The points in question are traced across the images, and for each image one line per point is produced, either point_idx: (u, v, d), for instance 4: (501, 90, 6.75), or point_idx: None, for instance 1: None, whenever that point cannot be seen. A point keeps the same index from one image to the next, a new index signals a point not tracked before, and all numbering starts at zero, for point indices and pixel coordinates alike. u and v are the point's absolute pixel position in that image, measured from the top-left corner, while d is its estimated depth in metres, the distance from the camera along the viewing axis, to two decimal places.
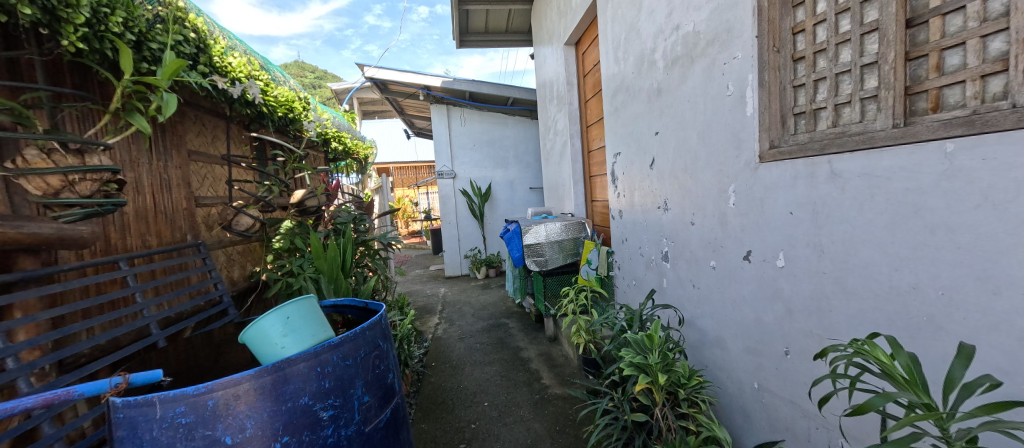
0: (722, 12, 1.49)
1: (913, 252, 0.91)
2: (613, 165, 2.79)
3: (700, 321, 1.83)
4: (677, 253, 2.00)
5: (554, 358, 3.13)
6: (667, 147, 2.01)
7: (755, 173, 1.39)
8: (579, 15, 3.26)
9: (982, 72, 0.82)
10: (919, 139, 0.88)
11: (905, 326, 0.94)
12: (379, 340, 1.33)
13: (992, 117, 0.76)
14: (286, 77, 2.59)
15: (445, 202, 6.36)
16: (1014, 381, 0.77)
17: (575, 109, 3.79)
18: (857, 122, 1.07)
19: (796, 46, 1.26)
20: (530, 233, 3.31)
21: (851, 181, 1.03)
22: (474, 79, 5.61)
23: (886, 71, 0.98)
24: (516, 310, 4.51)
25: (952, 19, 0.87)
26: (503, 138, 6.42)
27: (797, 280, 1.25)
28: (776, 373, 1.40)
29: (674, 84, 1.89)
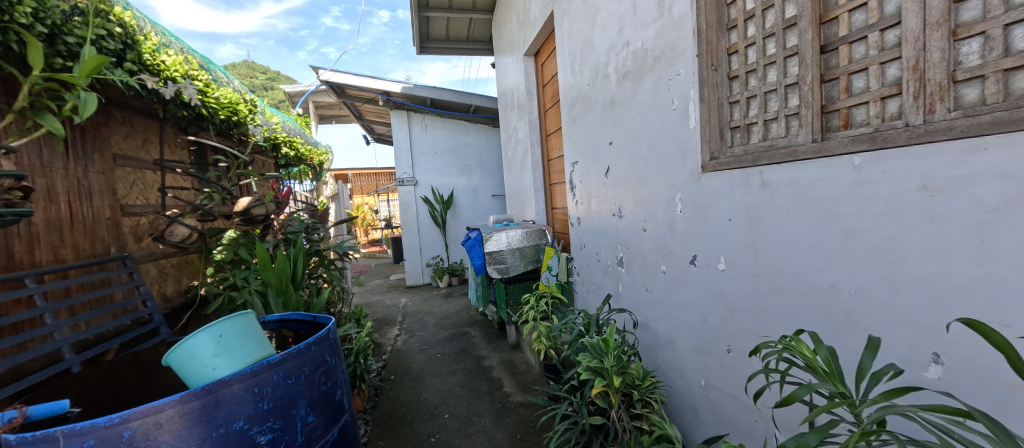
0: (667, 31, 1.59)
1: (831, 254, 1.00)
2: (571, 173, 2.86)
3: (653, 323, 1.91)
4: (631, 258, 2.08)
5: (516, 366, 3.13)
6: (621, 157, 2.09)
7: (699, 182, 1.48)
8: (536, 28, 3.34)
9: (882, 94, 0.92)
10: (833, 153, 0.98)
11: (828, 322, 1.03)
12: (326, 355, 1.28)
13: (889, 134, 0.86)
14: (230, 77, 2.44)
15: (405, 209, 6.22)
16: (913, 369, 0.86)
17: (535, 118, 3.86)
18: (783, 136, 1.17)
19: (732, 66, 1.36)
20: (492, 240, 3.29)
21: (780, 190, 1.13)
22: (435, 85, 5.58)
23: (806, 91, 1.08)
24: (479, 319, 4.47)
25: (856, 46, 0.98)
26: (465, 145, 6.40)
27: (737, 282, 1.34)
28: (720, 371, 1.48)
29: (626, 97, 1.98)
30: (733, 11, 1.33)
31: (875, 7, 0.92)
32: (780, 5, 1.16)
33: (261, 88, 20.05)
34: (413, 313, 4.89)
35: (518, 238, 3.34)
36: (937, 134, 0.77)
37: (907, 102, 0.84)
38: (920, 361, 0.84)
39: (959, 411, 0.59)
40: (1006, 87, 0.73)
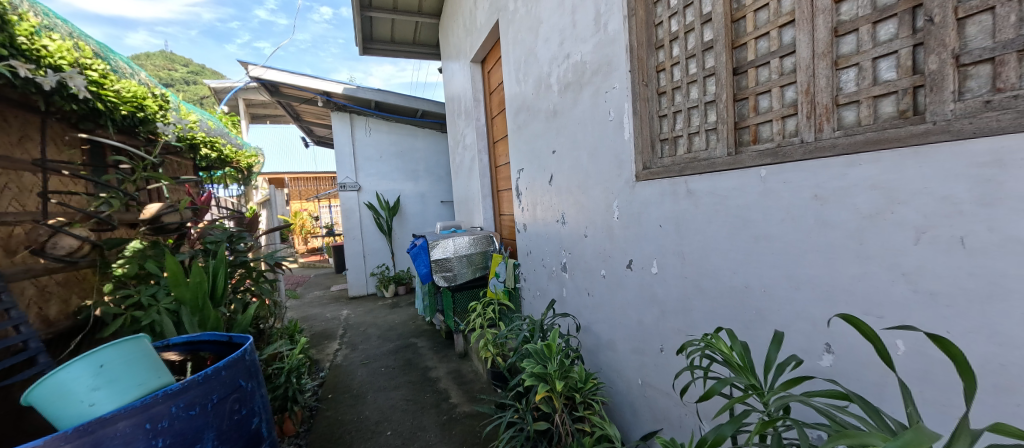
0: (603, 47, 1.67)
1: (745, 256, 1.09)
2: (517, 180, 2.90)
3: (595, 326, 1.97)
4: (574, 263, 2.14)
5: (464, 375, 3.08)
6: (563, 165, 2.15)
7: (634, 190, 1.56)
8: (482, 36, 3.36)
9: (782, 114, 1.02)
10: (744, 165, 1.07)
11: (742, 320, 1.12)
12: (241, 379, 1.18)
13: (787, 150, 0.96)
14: (135, 68, 2.16)
15: (347, 216, 5.91)
16: (811, 358, 0.96)
17: (482, 125, 3.86)
18: (703, 149, 1.27)
19: (660, 82, 1.45)
20: (439, 247, 3.22)
21: (702, 198, 1.22)
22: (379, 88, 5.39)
23: (721, 109, 1.19)
24: (427, 328, 4.35)
25: (762, 70, 1.09)
26: (412, 150, 6.23)
27: (667, 284, 1.42)
28: (655, 369, 1.56)
29: (567, 107, 2.04)
30: (660, 32, 1.43)
31: (775, 37, 1.03)
32: (699, 29, 1.26)
33: (181, 82, 18.14)
34: (355, 326, 4.62)
35: (466, 246, 3.29)
36: (824, 150, 0.87)
37: (801, 121, 0.95)
38: (815, 351, 0.94)
39: (841, 394, 0.66)
40: (875, 111, 0.83)
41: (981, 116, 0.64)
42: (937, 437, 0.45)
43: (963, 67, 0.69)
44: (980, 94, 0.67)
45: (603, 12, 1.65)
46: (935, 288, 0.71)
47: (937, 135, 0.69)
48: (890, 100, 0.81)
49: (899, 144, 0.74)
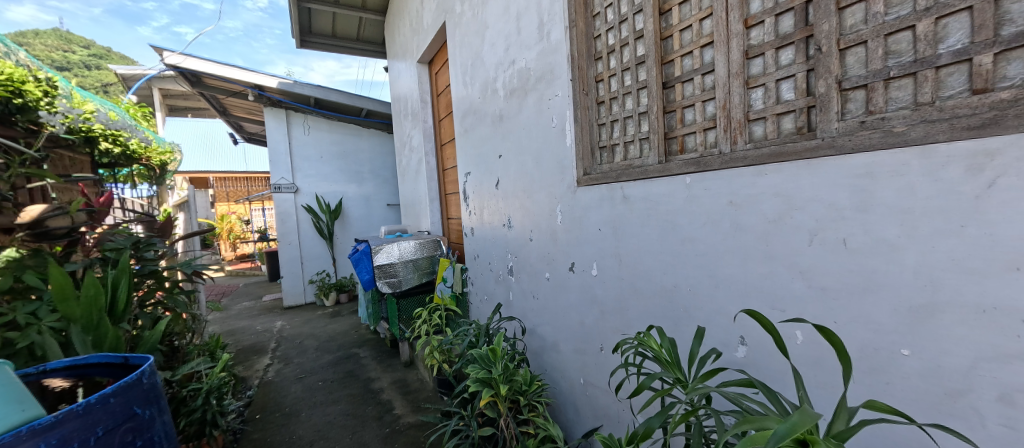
0: (547, 55, 1.71)
1: (674, 258, 1.17)
2: (465, 184, 2.87)
3: (540, 328, 2.00)
4: (520, 266, 2.16)
5: (409, 384, 2.97)
6: (509, 170, 2.17)
7: (575, 195, 1.61)
8: (428, 37, 3.31)
9: (704, 126, 1.11)
10: (672, 172, 1.15)
11: (671, 318, 1.20)
12: (136, 406, 1.06)
13: (708, 160, 1.04)
14: (12, 46, 1.84)
15: (282, 219, 5.49)
16: (728, 350, 1.04)
17: (430, 127, 3.79)
18: (638, 157, 1.34)
19: (599, 92, 1.52)
20: (382, 252, 3.08)
21: (636, 203, 1.30)
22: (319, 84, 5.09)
23: (653, 120, 1.27)
24: (371, 337, 4.15)
25: (687, 86, 1.18)
26: (355, 151, 5.94)
27: (606, 285, 1.48)
28: (595, 368, 1.61)
29: (513, 112, 2.07)
30: (599, 44, 1.50)
31: (698, 56, 1.12)
32: (633, 44, 1.34)
33: (80, 66, 15.90)
34: (290, 338, 4.29)
35: (411, 250, 3.20)
36: (737, 161, 0.96)
37: (719, 134, 1.04)
38: (732, 343, 1.03)
39: (748, 382, 0.72)
40: (778, 127, 0.93)
41: (858, 134, 0.74)
42: (816, 414, 0.50)
43: (844, 91, 0.79)
44: (857, 116, 0.77)
45: (547, 21, 1.70)
46: (824, 284, 0.81)
47: (825, 150, 0.78)
48: (790, 118, 0.91)
49: (796, 158, 0.83)
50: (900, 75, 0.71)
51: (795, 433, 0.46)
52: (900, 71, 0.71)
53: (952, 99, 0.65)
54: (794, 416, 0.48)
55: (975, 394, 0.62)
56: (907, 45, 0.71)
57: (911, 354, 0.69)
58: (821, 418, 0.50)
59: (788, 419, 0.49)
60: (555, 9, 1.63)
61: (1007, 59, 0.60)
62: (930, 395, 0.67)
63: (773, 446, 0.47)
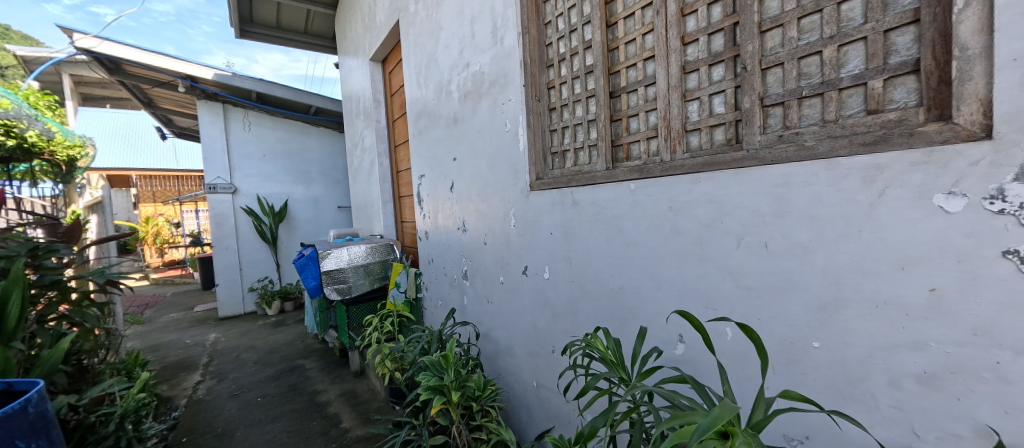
0: (500, 60, 1.72)
1: (620, 261, 1.22)
2: (419, 187, 2.81)
3: (494, 332, 2.00)
4: (474, 270, 2.14)
5: (359, 395, 2.84)
6: (464, 173, 2.15)
7: (528, 199, 1.63)
8: (381, 34, 3.21)
9: (646, 135, 1.17)
10: (618, 178, 1.20)
11: (618, 319, 1.24)
12: (18, 439, 0.93)
13: (650, 167, 1.10)
14: None
15: (217, 222, 5.06)
16: (668, 348, 1.09)
17: (383, 128, 3.67)
18: (586, 164, 1.39)
19: (551, 98, 1.55)
20: (330, 257, 2.93)
21: (585, 208, 1.33)
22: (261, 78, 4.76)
23: (600, 128, 1.31)
24: (318, 347, 3.92)
25: (632, 96, 1.23)
26: (303, 150, 5.59)
27: (557, 288, 1.51)
28: (548, 370, 1.63)
29: (467, 115, 2.06)
30: (550, 52, 1.53)
31: (641, 68, 1.18)
32: (582, 54, 1.38)
33: None
34: (225, 351, 3.95)
35: (363, 255, 3.06)
36: (675, 169, 1.02)
37: (661, 143, 1.10)
38: (672, 341, 1.08)
39: (682, 378, 0.75)
40: (711, 138, 1.00)
41: (777, 147, 0.81)
42: (737, 406, 0.54)
43: (766, 107, 0.86)
44: (776, 130, 0.85)
45: (500, 27, 1.71)
46: (750, 284, 0.87)
47: (749, 161, 0.85)
48: (721, 130, 0.98)
49: (725, 167, 0.90)
50: (811, 94, 0.79)
51: (716, 426, 0.49)
52: (811, 91, 0.79)
53: (853, 117, 0.73)
54: (715, 409, 0.51)
55: (871, 380, 0.70)
56: (816, 68, 0.79)
57: (820, 346, 0.76)
58: (739, 410, 0.53)
59: (710, 413, 0.51)
60: (509, 15, 1.64)
61: (894, 85, 0.69)
62: (835, 382, 0.75)
63: (697, 439, 0.49)
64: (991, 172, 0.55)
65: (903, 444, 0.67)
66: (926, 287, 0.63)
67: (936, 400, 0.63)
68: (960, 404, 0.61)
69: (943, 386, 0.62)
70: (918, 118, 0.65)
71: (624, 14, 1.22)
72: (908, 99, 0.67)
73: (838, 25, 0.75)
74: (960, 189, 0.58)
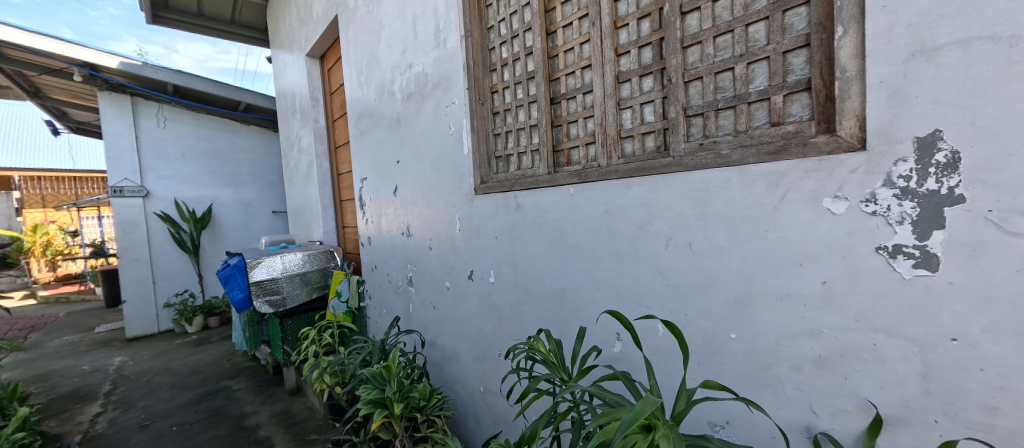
0: (443, 62, 1.70)
1: (561, 263, 1.24)
2: (360, 190, 2.68)
3: (440, 339, 1.95)
4: (419, 276, 2.08)
5: (294, 415, 2.63)
6: (408, 176, 2.08)
7: (473, 203, 1.61)
8: (319, 29, 3.02)
9: (585, 141, 1.21)
10: (559, 183, 1.23)
11: (560, 321, 1.27)
12: None
13: (588, 172, 1.14)
14: None
15: (124, 230, 4.46)
16: (607, 346, 1.13)
17: (321, 128, 3.45)
18: (530, 168, 1.41)
19: (494, 103, 1.56)
20: (261, 266, 2.68)
21: (528, 211, 1.35)
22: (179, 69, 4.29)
23: (542, 133, 1.34)
24: (249, 366, 3.58)
25: (571, 103, 1.27)
26: (230, 149, 5.08)
27: (503, 291, 1.51)
28: (493, 375, 1.62)
29: (410, 117, 2.00)
30: (493, 56, 1.53)
31: (579, 76, 1.21)
32: (524, 60, 1.40)
33: None
34: (133, 376, 3.48)
35: (299, 263, 2.85)
36: (610, 174, 1.07)
37: (598, 148, 1.14)
38: (610, 339, 1.12)
39: (614, 375, 0.78)
40: (643, 145, 1.05)
41: (698, 154, 0.88)
42: (660, 399, 0.56)
43: (689, 117, 0.93)
44: (697, 138, 0.91)
45: (443, 28, 1.68)
46: (677, 282, 0.93)
47: (675, 167, 0.91)
48: (651, 137, 1.04)
49: (655, 172, 0.95)
50: (726, 107, 0.86)
51: (639, 418, 0.52)
52: (725, 103, 0.86)
53: (760, 129, 0.81)
54: (639, 402, 0.53)
55: (778, 366, 0.77)
56: (729, 83, 0.86)
57: (737, 338, 0.83)
58: (661, 402, 0.56)
59: (634, 407, 0.53)
60: (451, 17, 1.62)
61: (791, 100, 0.77)
62: (750, 370, 0.82)
63: (621, 434, 0.51)
64: (867, 178, 0.64)
65: (805, 424, 0.74)
66: (820, 280, 0.70)
67: (829, 380, 0.71)
68: (847, 383, 0.69)
69: (834, 367, 0.70)
70: (811, 130, 0.73)
71: (563, 23, 1.26)
72: (803, 113, 0.76)
73: (747, 45, 0.83)
74: (843, 193, 0.66)
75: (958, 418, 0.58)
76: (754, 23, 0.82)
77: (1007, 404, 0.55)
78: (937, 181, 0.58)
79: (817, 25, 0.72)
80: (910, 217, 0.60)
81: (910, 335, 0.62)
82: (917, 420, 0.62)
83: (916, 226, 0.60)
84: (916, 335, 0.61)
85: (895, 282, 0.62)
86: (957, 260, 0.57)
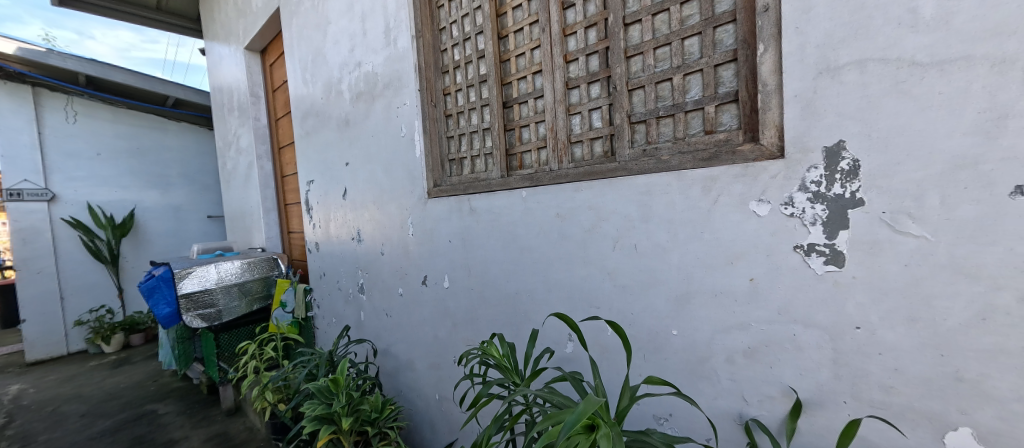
0: (393, 62, 1.65)
1: (515, 266, 1.25)
2: (307, 193, 2.54)
3: (393, 347, 1.89)
4: (371, 283, 2.00)
5: (232, 437, 2.42)
6: (358, 179, 2.00)
7: (426, 207, 1.58)
8: (259, 21, 2.83)
9: (537, 145, 1.22)
10: (512, 186, 1.24)
11: (514, 324, 1.27)
12: None
13: (539, 176, 1.15)
14: None
15: (22, 239, 3.88)
16: (560, 348, 1.14)
17: (262, 126, 3.23)
18: (483, 171, 1.40)
19: (447, 105, 1.53)
20: (191, 277, 2.44)
21: (481, 215, 1.34)
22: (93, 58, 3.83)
23: (494, 137, 1.34)
24: (179, 386, 3.25)
25: (523, 107, 1.28)
26: (156, 148, 4.59)
27: (457, 296, 1.49)
28: (448, 381, 1.59)
29: (360, 117, 1.92)
30: (445, 58, 1.51)
31: (530, 81, 1.23)
32: (476, 63, 1.39)
33: None
34: (35, 406, 3.03)
35: (236, 272, 2.62)
36: (561, 178, 1.09)
37: (549, 153, 1.16)
38: (563, 340, 1.13)
39: (561, 376, 0.79)
40: (591, 150, 1.08)
41: (642, 160, 0.92)
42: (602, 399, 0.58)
43: (634, 124, 0.97)
44: (641, 144, 0.96)
45: (393, 27, 1.64)
46: (625, 283, 0.96)
47: (621, 172, 0.94)
48: (599, 143, 1.07)
49: (602, 177, 0.98)
50: (665, 115, 0.91)
51: (581, 419, 0.53)
52: (665, 112, 0.91)
53: (696, 136, 0.86)
54: (581, 403, 0.54)
55: (714, 359, 0.82)
56: (668, 92, 0.91)
57: (678, 333, 0.88)
58: (602, 401, 0.57)
59: (576, 409, 0.54)
60: (401, 16, 1.58)
61: (722, 111, 0.83)
62: (689, 363, 0.86)
63: (563, 436, 0.52)
64: (785, 184, 0.70)
65: (737, 411, 0.80)
66: (748, 277, 0.76)
67: (757, 369, 0.77)
68: (773, 371, 0.75)
69: (761, 357, 0.76)
70: (738, 138, 0.79)
71: (514, 28, 1.27)
72: (732, 123, 0.82)
73: (683, 57, 0.88)
74: (766, 197, 0.72)
75: (863, 398, 0.65)
76: (689, 38, 0.87)
77: (900, 384, 0.62)
78: (841, 186, 0.64)
79: (742, 42, 0.78)
80: (821, 219, 0.66)
81: (822, 325, 0.68)
82: (831, 403, 0.68)
83: (826, 226, 0.66)
84: (828, 325, 0.68)
85: (810, 278, 0.69)
86: (859, 257, 0.64)
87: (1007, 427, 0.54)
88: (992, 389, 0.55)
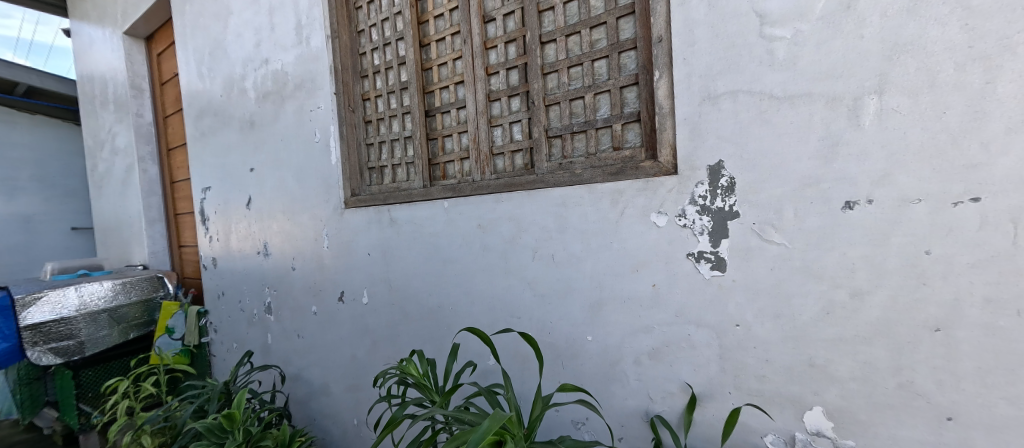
0: (306, 62, 1.53)
1: (438, 279, 1.21)
2: (201, 202, 2.23)
3: (305, 371, 1.72)
4: (279, 301, 1.81)
5: None
6: (265, 186, 1.80)
7: (342, 217, 1.48)
8: (142, 4, 2.45)
9: (460, 156, 1.21)
10: (434, 197, 1.21)
11: (437, 338, 1.23)
12: None
13: (462, 187, 1.14)
14: None
15: None
16: (483, 360, 1.13)
17: (146, 124, 2.78)
18: (404, 181, 1.35)
19: (366, 111, 1.46)
20: (41, 304, 1.97)
21: (403, 226, 1.29)
22: None
23: (416, 146, 1.30)
24: (23, 439, 2.61)
25: (445, 117, 1.26)
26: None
27: (377, 312, 1.40)
28: (367, 403, 1.48)
29: (267, 119, 1.74)
30: (364, 62, 1.44)
31: (452, 91, 1.22)
32: (396, 69, 1.34)
33: None
34: None
35: (106, 296, 2.18)
36: (482, 189, 1.09)
37: (472, 163, 1.16)
38: (486, 353, 1.12)
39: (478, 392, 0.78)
40: (512, 162, 1.10)
41: (558, 173, 0.95)
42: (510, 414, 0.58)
43: (551, 138, 1.01)
44: (557, 158, 1.00)
45: (305, 25, 1.52)
46: (544, 292, 0.99)
47: (539, 184, 0.97)
48: (519, 155, 1.09)
49: (522, 189, 1.00)
50: (579, 131, 0.96)
51: (488, 434, 0.52)
52: (579, 128, 0.96)
53: (607, 152, 0.92)
54: (487, 420, 0.53)
55: (624, 361, 0.88)
56: (581, 109, 0.96)
57: (592, 339, 0.92)
58: (507, 416, 0.56)
59: (482, 426, 0.54)
60: (315, 14, 1.48)
61: (627, 129, 0.90)
62: (603, 367, 0.91)
63: None
64: (679, 197, 0.77)
65: (644, 408, 0.85)
66: (651, 283, 0.83)
67: (660, 368, 0.83)
68: (673, 369, 0.81)
69: (663, 357, 0.82)
70: (642, 156, 0.86)
71: (436, 37, 1.25)
72: (636, 141, 0.89)
73: (593, 78, 0.94)
74: (664, 209, 0.79)
75: (743, 388, 0.74)
76: (598, 60, 0.93)
77: (771, 373, 0.71)
78: (722, 200, 0.73)
79: (642, 67, 0.85)
80: (707, 229, 0.75)
81: (711, 324, 0.76)
82: (719, 394, 0.76)
83: (711, 236, 0.75)
84: (715, 324, 0.76)
85: (700, 282, 0.77)
86: (737, 262, 0.72)
87: (846, 403, 0.64)
88: (835, 371, 0.65)
